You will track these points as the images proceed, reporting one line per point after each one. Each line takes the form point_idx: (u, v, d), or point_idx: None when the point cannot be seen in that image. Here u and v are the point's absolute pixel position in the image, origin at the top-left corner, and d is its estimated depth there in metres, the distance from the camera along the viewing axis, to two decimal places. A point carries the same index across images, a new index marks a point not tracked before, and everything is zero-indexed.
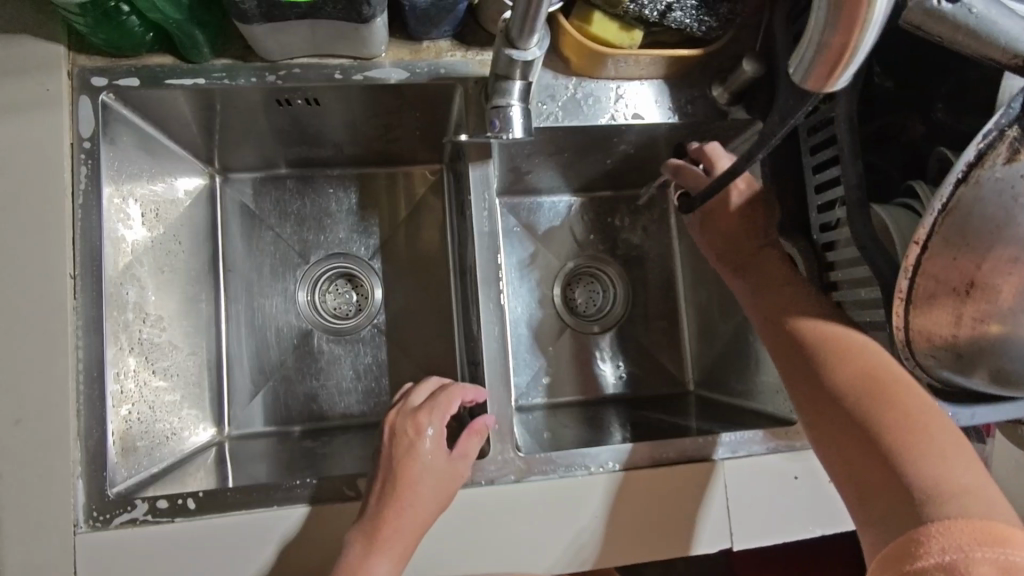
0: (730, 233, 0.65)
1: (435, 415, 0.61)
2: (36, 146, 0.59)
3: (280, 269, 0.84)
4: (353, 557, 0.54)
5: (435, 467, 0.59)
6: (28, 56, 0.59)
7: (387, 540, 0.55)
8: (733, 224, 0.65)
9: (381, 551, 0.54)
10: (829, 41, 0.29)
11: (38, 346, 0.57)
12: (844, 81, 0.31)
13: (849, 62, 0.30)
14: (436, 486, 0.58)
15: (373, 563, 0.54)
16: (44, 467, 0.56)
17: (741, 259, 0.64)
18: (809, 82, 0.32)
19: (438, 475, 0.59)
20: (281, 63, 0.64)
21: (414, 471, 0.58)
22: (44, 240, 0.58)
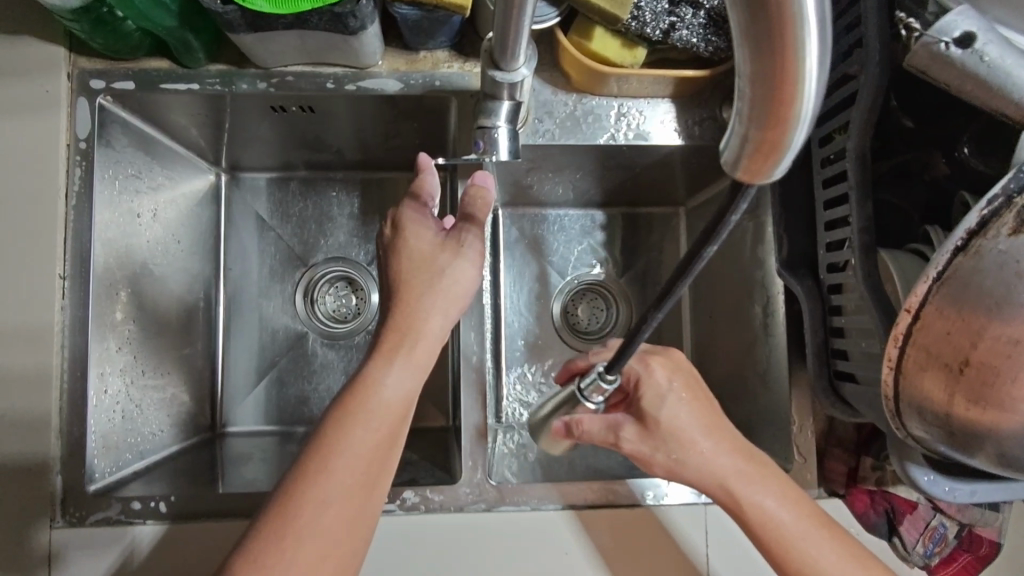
0: (697, 442, 0.53)
1: (420, 208, 0.55)
2: (34, 147, 0.60)
3: (280, 270, 0.84)
4: (367, 372, 0.49)
5: (430, 253, 0.53)
6: (30, 60, 0.61)
7: (398, 349, 0.50)
8: (693, 425, 0.53)
9: (393, 361, 0.50)
10: (752, 126, 0.24)
11: (28, 344, 0.60)
12: (776, 172, 0.26)
13: (781, 153, 0.25)
14: (438, 282, 0.52)
15: (388, 375, 0.49)
16: (26, 459, 0.59)
17: (723, 480, 0.53)
18: (741, 171, 0.26)
19: (436, 271, 0.52)
20: (276, 70, 0.64)
21: (409, 266, 0.52)
22: (37, 241, 0.60)
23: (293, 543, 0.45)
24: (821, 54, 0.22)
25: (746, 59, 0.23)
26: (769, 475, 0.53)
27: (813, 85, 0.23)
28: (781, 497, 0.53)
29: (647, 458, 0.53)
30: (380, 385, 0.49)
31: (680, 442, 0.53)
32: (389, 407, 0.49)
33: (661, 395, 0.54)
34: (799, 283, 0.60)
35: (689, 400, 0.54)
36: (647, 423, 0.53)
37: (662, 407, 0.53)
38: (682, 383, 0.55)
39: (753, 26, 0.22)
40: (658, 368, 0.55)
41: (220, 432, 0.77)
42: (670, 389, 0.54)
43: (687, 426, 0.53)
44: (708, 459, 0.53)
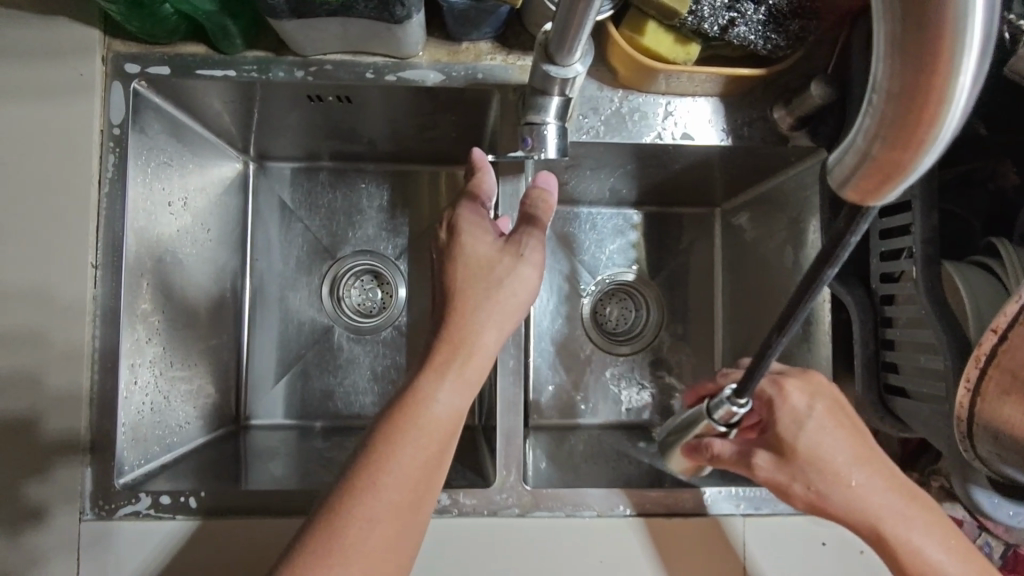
0: (844, 473, 0.50)
1: (475, 209, 0.56)
2: (67, 132, 0.59)
3: (306, 262, 0.82)
4: (415, 387, 0.48)
5: (491, 256, 0.52)
6: (65, 42, 0.59)
7: (450, 364, 0.49)
8: (841, 455, 0.51)
9: (445, 376, 0.48)
10: (877, 145, 0.23)
11: (58, 333, 0.58)
12: (887, 199, 0.24)
13: (904, 176, 0.23)
14: (496, 291, 0.51)
15: (438, 390, 0.48)
16: (57, 451, 0.58)
17: (874, 519, 0.50)
18: (851, 192, 0.24)
19: (493, 277, 0.51)
20: (314, 59, 0.62)
21: (463, 272, 0.52)
22: (68, 229, 0.59)
23: (340, 560, 0.43)
24: (972, 78, 0.21)
25: (886, 65, 0.22)
26: (921, 506, 0.50)
27: (957, 105, 0.21)
28: (931, 526, 0.50)
29: (786, 486, 0.52)
30: (431, 402, 0.47)
31: (824, 473, 0.50)
32: (439, 424, 0.47)
33: (799, 423, 0.51)
34: (849, 292, 0.58)
35: (838, 429, 0.51)
36: (785, 451, 0.51)
37: (804, 435, 0.51)
38: (826, 411, 0.52)
39: (906, 38, 0.21)
40: (795, 393, 0.52)
41: (244, 424, 0.77)
42: (808, 417, 0.51)
43: (833, 455, 0.51)
44: (856, 491, 0.50)
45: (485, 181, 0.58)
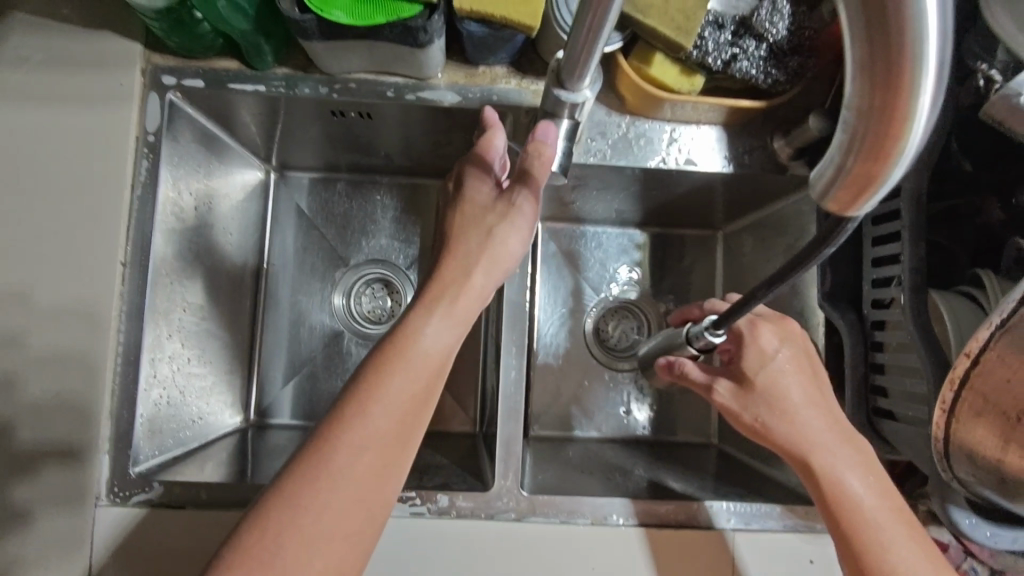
0: (793, 410, 0.53)
1: (481, 158, 0.60)
2: (106, 136, 0.62)
3: (320, 269, 0.86)
4: (408, 316, 0.52)
5: (493, 203, 0.58)
6: (108, 54, 0.63)
7: (440, 300, 0.53)
8: (794, 395, 0.54)
9: (433, 311, 0.52)
10: (854, 163, 0.24)
11: (83, 324, 0.60)
12: (868, 206, 0.27)
13: (879, 187, 0.25)
14: (485, 243, 0.56)
15: (426, 325, 0.52)
16: (75, 440, 0.59)
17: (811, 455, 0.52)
18: (831, 203, 0.27)
19: (485, 229, 0.57)
20: (339, 77, 0.65)
21: (460, 219, 0.58)
22: (100, 226, 0.62)
23: (325, 484, 0.45)
24: (933, 100, 0.23)
25: (856, 91, 0.23)
26: (860, 457, 0.52)
27: (920, 125, 0.23)
28: (868, 481, 0.51)
29: (739, 412, 0.55)
30: (420, 335, 0.51)
31: (772, 404, 0.54)
32: (429, 357, 0.51)
33: (762, 360, 0.55)
34: (841, 316, 0.61)
35: (798, 373, 0.55)
36: (744, 382, 0.55)
37: (764, 369, 0.55)
38: (789, 353, 0.56)
39: (872, 67, 0.22)
40: (766, 334, 0.56)
41: (253, 422, 0.79)
42: (773, 357, 0.55)
43: (789, 391, 0.54)
44: (800, 427, 0.53)
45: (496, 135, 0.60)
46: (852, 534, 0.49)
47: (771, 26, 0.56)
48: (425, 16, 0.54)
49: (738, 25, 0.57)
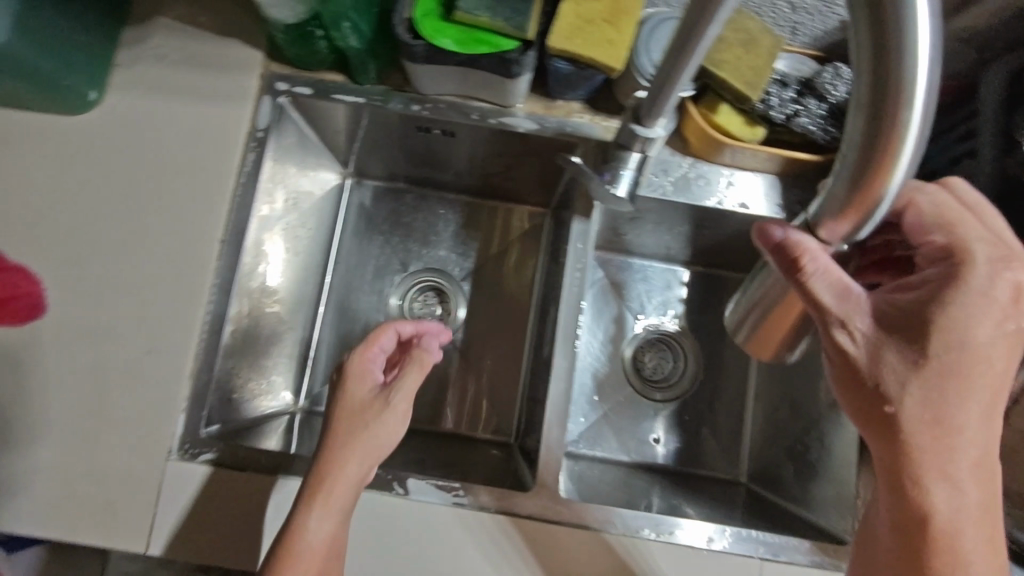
0: (962, 379, 0.44)
1: (363, 363, 0.63)
2: (222, 129, 0.70)
3: (381, 271, 0.93)
4: (292, 517, 0.57)
5: (370, 408, 0.61)
6: (234, 58, 0.71)
7: (318, 495, 0.58)
8: (956, 411, 0.44)
9: (313, 506, 0.57)
10: (853, 180, 0.32)
11: (180, 293, 0.67)
12: (864, 224, 0.34)
13: (870, 207, 0.33)
14: (362, 434, 0.60)
15: (310, 521, 0.57)
16: (157, 396, 0.65)
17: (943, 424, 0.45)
18: (833, 219, 0.35)
19: (362, 422, 0.60)
20: (430, 97, 0.72)
21: (341, 422, 0.61)
22: (206, 207, 0.69)
23: None
24: (919, 136, 0.30)
25: (858, 124, 0.31)
26: (983, 495, 0.47)
27: (911, 149, 0.30)
28: (980, 521, 0.47)
29: (880, 402, 0.45)
30: (305, 529, 0.56)
31: (948, 361, 0.44)
32: (319, 548, 0.56)
33: (944, 353, 0.44)
34: None
35: (1003, 341, 0.44)
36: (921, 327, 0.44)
37: (941, 374, 0.44)
38: (994, 348, 0.44)
39: (875, 106, 0.30)
40: (986, 284, 0.43)
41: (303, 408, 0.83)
42: (962, 353, 0.44)
43: (974, 357, 0.44)
44: (956, 401, 0.44)
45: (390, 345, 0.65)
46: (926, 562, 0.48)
47: (833, 90, 0.61)
48: (519, 52, 0.60)
49: (802, 85, 0.62)
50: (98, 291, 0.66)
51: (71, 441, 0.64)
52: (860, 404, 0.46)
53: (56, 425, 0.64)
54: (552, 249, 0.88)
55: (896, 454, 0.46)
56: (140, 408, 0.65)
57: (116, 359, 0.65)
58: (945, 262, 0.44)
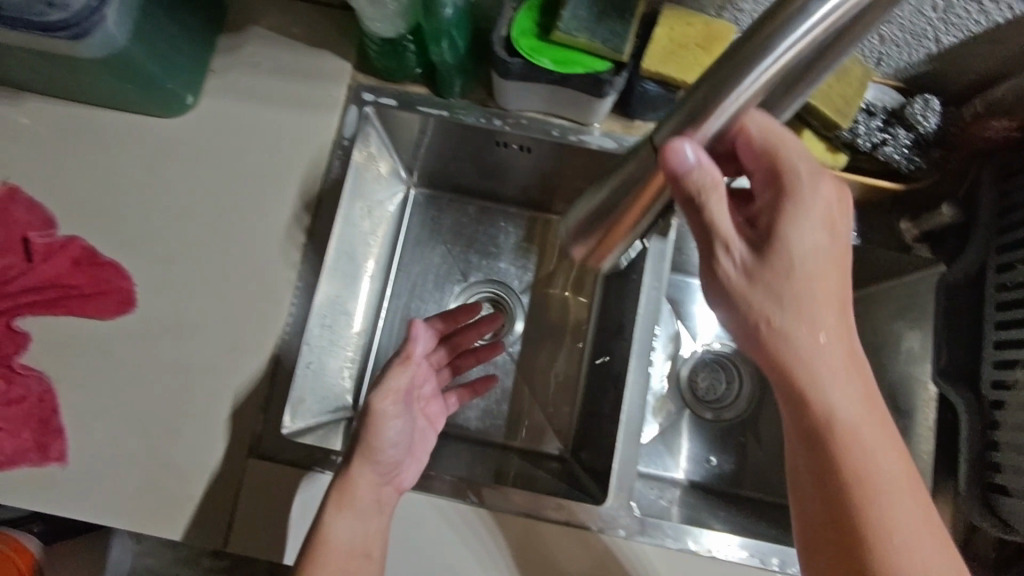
0: (794, 271, 0.45)
1: (398, 378, 0.64)
2: (311, 137, 0.72)
3: (441, 281, 0.94)
4: (320, 518, 0.59)
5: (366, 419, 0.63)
6: (325, 69, 0.73)
7: (342, 499, 0.59)
8: (829, 355, 0.45)
9: (338, 509, 0.59)
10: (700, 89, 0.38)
11: (265, 294, 0.69)
12: (709, 129, 0.39)
13: (718, 115, 0.38)
14: (365, 433, 0.62)
15: (336, 522, 0.59)
16: (240, 396, 0.66)
17: (793, 316, 0.45)
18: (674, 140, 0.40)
19: (367, 420, 0.62)
20: (512, 112, 0.73)
21: (359, 420, 0.64)
22: (292, 212, 0.71)
23: None
24: (773, 64, 0.35)
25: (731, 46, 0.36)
26: (888, 454, 0.46)
27: (764, 69, 0.35)
28: (883, 436, 0.46)
29: (778, 351, 0.46)
30: (328, 530, 0.58)
31: (776, 253, 0.45)
32: (345, 553, 0.58)
33: (802, 274, 0.45)
34: (957, 393, 0.67)
35: (825, 231, 0.46)
36: (759, 235, 0.46)
37: (795, 308, 0.45)
38: (819, 259, 0.45)
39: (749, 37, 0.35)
40: (824, 188, 0.45)
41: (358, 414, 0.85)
42: (798, 268, 0.45)
43: (795, 246, 0.45)
44: (803, 308, 0.45)
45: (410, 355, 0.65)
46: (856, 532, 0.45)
47: (923, 120, 0.62)
48: (613, 73, 0.62)
49: (889, 115, 0.64)
50: (186, 289, 0.68)
51: (154, 436, 0.65)
52: (767, 351, 0.46)
53: (140, 420, 0.65)
54: (614, 264, 0.89)
55: (804, 416, 0.46)
56: (220, 406, 0.66)
57: (200, 357, 0.67)
58: (776, 178, 0.46)
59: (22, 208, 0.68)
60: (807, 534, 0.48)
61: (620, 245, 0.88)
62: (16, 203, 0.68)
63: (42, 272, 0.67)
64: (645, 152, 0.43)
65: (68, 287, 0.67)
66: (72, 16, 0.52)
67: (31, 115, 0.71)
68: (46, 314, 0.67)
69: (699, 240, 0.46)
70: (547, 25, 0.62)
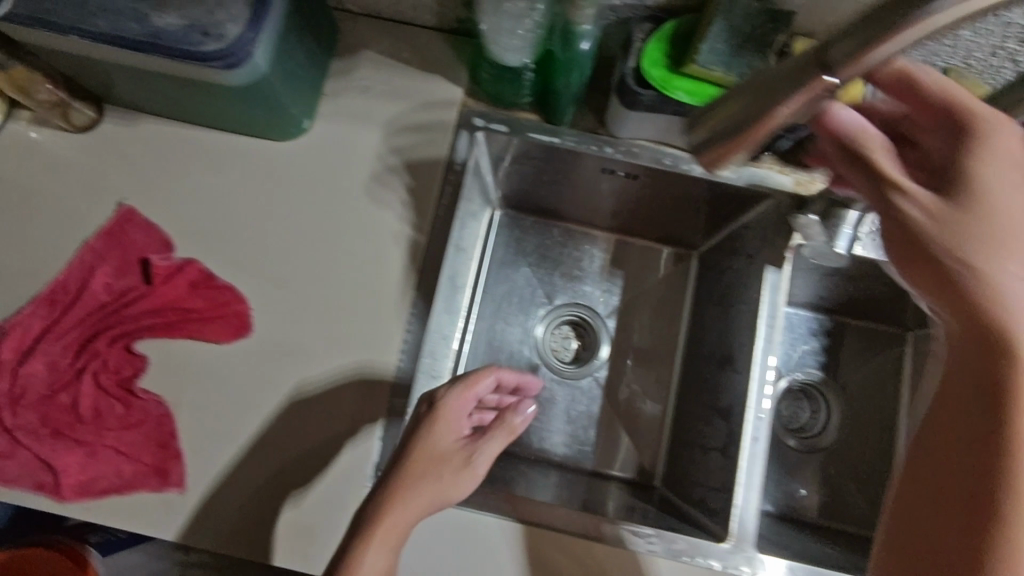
0: (990, 194, 0.37)
1: (461, 404, 0.61)
2: (423, 160, 0.71)
3: (526, 303, 0.94)
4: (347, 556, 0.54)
5: (421, 447, 0.58)
6: (437, 93, 0.73)
7: (372, 535, 0.54)
8: (1011, 258, 0.37)
9: (370, 544, 0.54)
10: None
11: (379, 320, 0.68)
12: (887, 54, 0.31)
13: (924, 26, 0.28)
14: (431, 479, 0.57)
15: (365, 560, 0.53)
16: (357, 423, 0.66)
17: (982, 244, 0.37)
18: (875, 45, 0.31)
19: (431, 466, 0.58)
20: (623, 139, 0.73)
21: (420, 462, 0.58)
22: (404, 234, 0.70)
23: None
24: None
25: None
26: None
27: None
28: None
29: (979, 306, 0.37)
30: (357, 566, 0.53)
31: (975, 190, 0.37)
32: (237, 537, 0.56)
33: (1000, 214, 0.37)
34: None
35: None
36: (950, 169, 0.39)
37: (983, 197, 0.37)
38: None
39: None
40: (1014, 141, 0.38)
41: None
42: (1001, 204, 0.37)
43: (993, 184, 0.37)
44: (998, 239, 0.37)
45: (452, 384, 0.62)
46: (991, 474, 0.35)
47: None
48: None
49: None
50: (300, 314, 0.68)
51: (272, 462, 0.65)
52: (957, 295, 0.37)
53: (259, 446, 0.65)
54: (706, 291, 0.88)
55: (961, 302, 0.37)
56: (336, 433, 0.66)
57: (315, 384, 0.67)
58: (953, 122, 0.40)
59: (140, 230, 0.69)
60: (928, 476, 0.38)
61: (713, 271, 0.87)
62: (135, 226, 0.69)
63: (162, 295, 0.67)
64: (805, 60, 0.34)
65: (185, 309, 0.67)
66: (225, 48, 0.52)
67: (146, 140, 0.71)
68: (164, 337, 0.67)
69: (873, 203, 0.40)
70: (678, 54, 0.61)
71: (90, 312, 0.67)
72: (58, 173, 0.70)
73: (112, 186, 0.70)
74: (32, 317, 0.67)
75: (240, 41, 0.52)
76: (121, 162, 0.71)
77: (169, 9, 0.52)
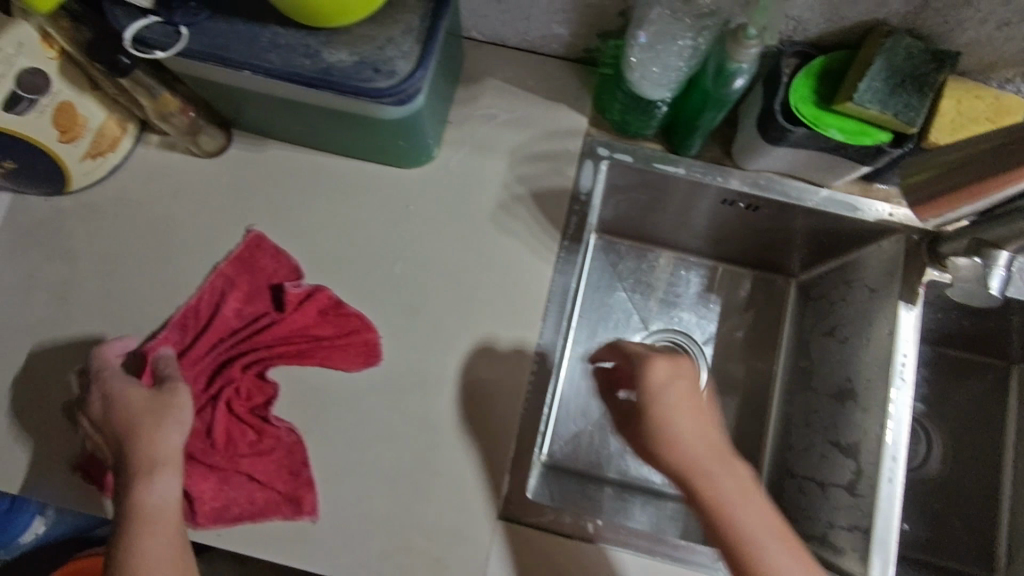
0: (673, 435, 0.60)
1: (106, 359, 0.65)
2: (548, 190, 0.71)
3: (620, 329, 0.92)
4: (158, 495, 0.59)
5: (117, 398, 0.62)
6: (562, 121, 0.73)
7: (155, 464, 0.59)
8: (690, 424, 0.60)
9: (153, 474, 0.59)
10: None
11: (509, 350, 0.68)
12: None
13: None
14: (151, 428, 0.60)
15: (155, 484, 0.59)
16: (488, 454, 0.66)
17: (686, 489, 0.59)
18: None
19: (132, 421, 0.61)
20: (750, 171, 0.73)
21: (115, 415, 0.62)
22: (531, 264, 0.70)
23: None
24: None
25: None
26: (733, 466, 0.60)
27: None
28: (784, 549, 0.57)
29: (716, 525, 0.58)
30: (147, 493, 0.58)
31: (666, 439, 0.60)
32: (165, 509, 0.58)
33: (693, 472, 0.59)
34: None
35: (693, 413, 0.61)
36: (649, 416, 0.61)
37: (658, 420, 0.60)
38: (678, 410, 0.60)
39: None
40: (658, 369, 0.62)
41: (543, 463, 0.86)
42: (682, 456, 0.59)
43: (677, 426, 0.60)
44: (676, 445, 0.59)
45: (111, 357, 0.65)
46: (716, 518, 0.58)
47: None
48: (892, 143, 0.61)
49: None
50: (429, 344, 0.68)
51: (402, 493, 0.65)
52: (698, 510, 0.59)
53: (388, 477, 0.65)
54: (811, 321, 0.87)
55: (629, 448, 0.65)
56: (466, 465, 0.66)
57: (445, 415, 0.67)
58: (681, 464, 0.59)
59: (269, 257, 0.69)
60: None
61: (818, 301, 0.86)
62: (263, 252, 0.69)
63: (293, 322, 0.67)
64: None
65: (316, 336, 0.67)
66: (397, 85, 0.51)
67: (271, 166, 0.72)
68: (298, 365, 0.67)
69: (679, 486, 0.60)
70: (826, 92, 0.61)
71: (224, 338, 0.67)
72: (186, 199, 0.71)
73: (239, 213, 0.71)
74: (165, 342, 0.67)
75: (412, 78, 0.51)
76: (247, 188, 0.71)
77: (340, 45, 0.52)
